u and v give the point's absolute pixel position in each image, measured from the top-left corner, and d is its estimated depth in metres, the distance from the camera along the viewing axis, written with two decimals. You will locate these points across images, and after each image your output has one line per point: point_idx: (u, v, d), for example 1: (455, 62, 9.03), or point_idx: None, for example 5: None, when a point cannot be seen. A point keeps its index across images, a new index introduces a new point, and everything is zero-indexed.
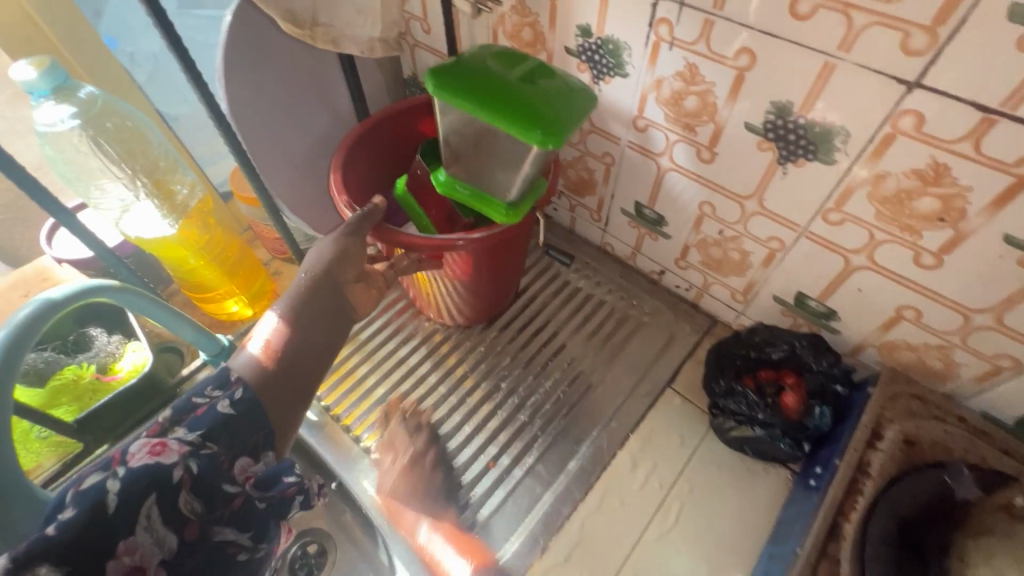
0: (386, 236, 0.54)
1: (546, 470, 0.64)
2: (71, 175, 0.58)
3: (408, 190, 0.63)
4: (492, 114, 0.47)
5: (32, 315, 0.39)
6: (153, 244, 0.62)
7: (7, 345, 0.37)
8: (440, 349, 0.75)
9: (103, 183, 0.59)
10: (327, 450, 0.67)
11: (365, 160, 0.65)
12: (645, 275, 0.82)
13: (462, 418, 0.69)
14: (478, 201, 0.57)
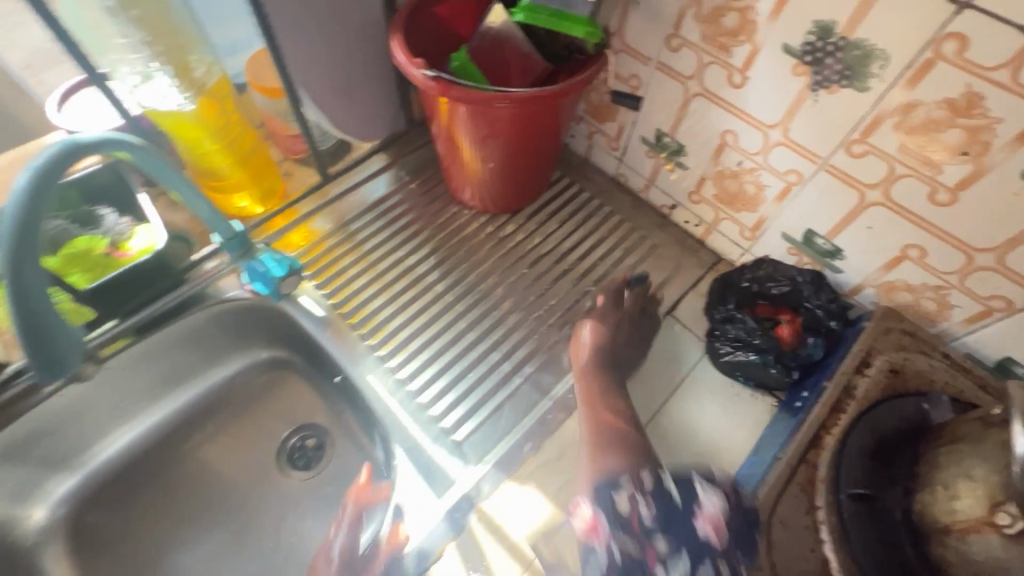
0: (440, 87, 0.57)
1: (545, 379, 0.67)
2: (88, 31, 0.55)
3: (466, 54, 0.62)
4: None
5: (31, 187, 0.39)
6: (167, 117, 0.62)
7: (35, 184, 0.40)
8: (450, 263, 0.77)
9: (119, 46, 0.56)
10: (331, 343, 0.69)
11: (425, 33, 0.67)
12: (656, 209, 0.82)
13: (466, 326, 0.71)
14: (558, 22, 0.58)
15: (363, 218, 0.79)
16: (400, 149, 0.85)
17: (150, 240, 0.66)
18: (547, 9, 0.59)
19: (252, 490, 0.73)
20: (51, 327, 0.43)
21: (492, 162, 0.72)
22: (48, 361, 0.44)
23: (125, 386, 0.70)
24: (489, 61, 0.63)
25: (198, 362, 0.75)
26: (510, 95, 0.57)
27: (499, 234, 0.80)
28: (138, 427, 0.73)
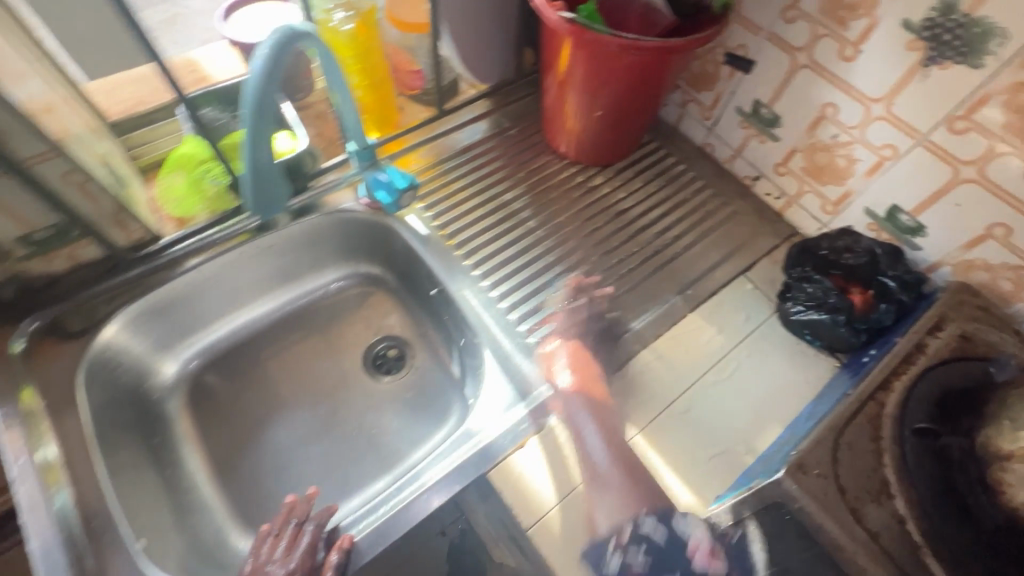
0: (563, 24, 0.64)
1: (623, 314, 0.72)
2: None
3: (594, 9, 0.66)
4: None
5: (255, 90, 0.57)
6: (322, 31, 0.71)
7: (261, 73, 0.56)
8: (543, 203, 0.83)
9: None
10: (432, 257, 0.76)
11: None
12: (738, 180, 0.87)
13: (554, 260, 0.77)
14: None
15: (464, 155, 0.87)
16: (501, 99, 0.92)
17: (289, 145, 0.75)
18: None
19: (341, 385, 0.82)
20: (269, 182, 0.68)
21: (599, 111, 0.77)
22: (263, 201, 0.70)
23: (247, 274, 0.78)
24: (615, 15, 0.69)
25: (307, 266, 0.83)
26: (625, 40, 0.63)
27: (588, 185, 0.86)
28: (251, 314, 0.82)
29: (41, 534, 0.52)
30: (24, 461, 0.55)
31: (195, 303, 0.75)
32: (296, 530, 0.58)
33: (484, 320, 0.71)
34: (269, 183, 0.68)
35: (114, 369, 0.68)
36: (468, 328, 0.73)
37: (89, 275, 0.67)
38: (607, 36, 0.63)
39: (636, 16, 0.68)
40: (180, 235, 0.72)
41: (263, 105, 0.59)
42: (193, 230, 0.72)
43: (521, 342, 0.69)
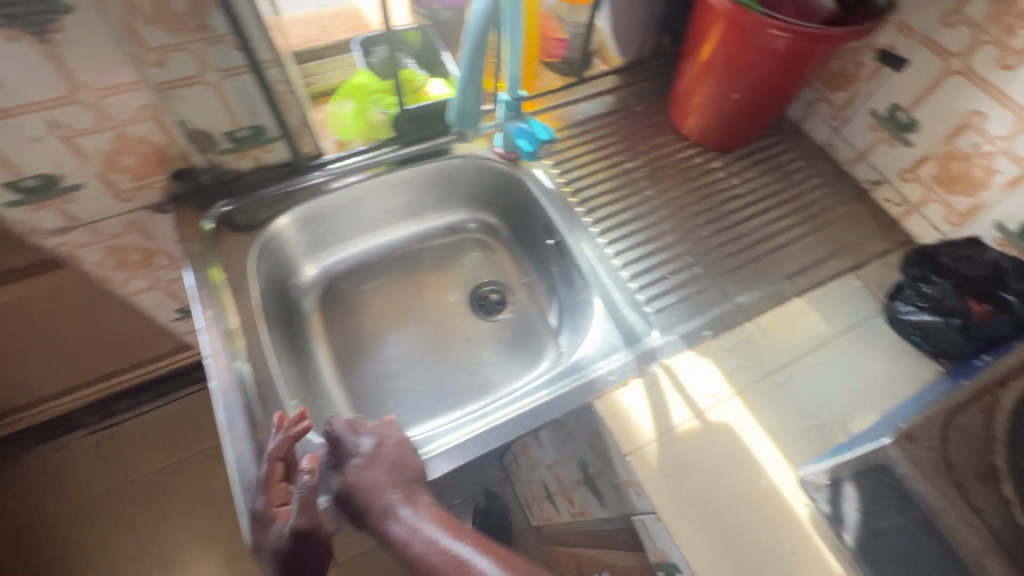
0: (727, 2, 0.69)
1: (729, 288, 0.76)
2: None
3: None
4: None
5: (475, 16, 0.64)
6: None
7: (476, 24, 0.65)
8: (662, 177, 0.88)
9: None
10: (554, 210, 0.82)
11: None
12: (857, 183, 0.88)
13: (668, 229, 0.82)
14: None
15: (589, 124, 0.91)
16: (629, 77, 0.96)
17: (443, 90, 0.82)
18: None
19: (447, 316, 0.90)
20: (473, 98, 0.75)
21: (737, 94, 0.80)
22: (462, 114, 0.77)
23: (385, 202, 0.87)
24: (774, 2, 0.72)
25: (433, 204, 0.91)
26: (782, 25, 0.67)
27: (706, 167, 0.89)
28: (380, 239, 0.91)
29: (220, 377, 0.62)
30: (209, 318, 0.66)
31: (341, 219, 0.84)
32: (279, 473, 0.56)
33: (598, 272, 0.76)
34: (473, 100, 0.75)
35: (273, 262, 0.79)
36: (580, 277, 0.78)
37: (265, 176, 0.77)
38: (766, 19, 0.68)
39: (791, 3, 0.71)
40: (339, 155, 0.81)
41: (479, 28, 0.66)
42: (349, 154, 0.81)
43: (630, 296, 0.74)
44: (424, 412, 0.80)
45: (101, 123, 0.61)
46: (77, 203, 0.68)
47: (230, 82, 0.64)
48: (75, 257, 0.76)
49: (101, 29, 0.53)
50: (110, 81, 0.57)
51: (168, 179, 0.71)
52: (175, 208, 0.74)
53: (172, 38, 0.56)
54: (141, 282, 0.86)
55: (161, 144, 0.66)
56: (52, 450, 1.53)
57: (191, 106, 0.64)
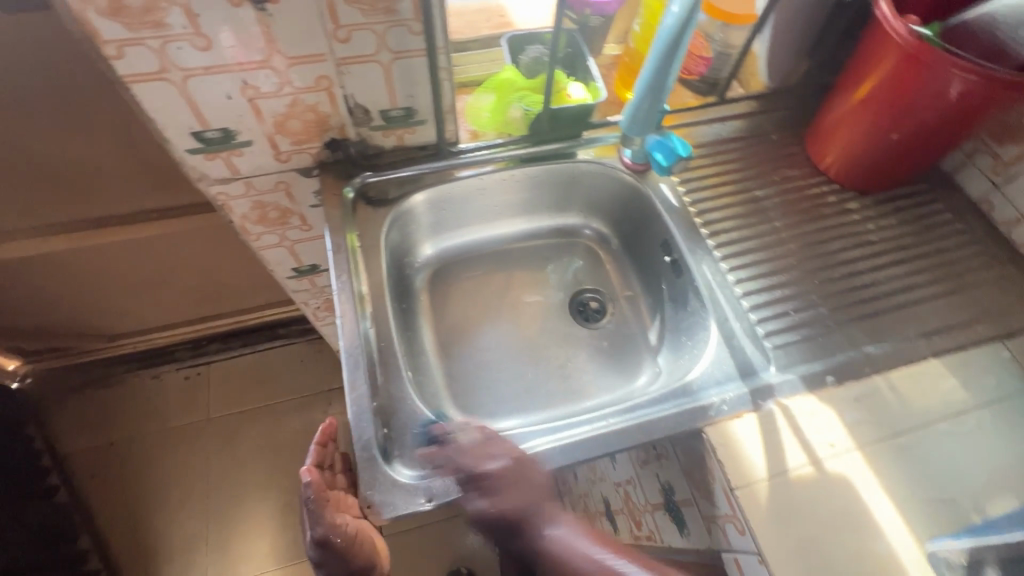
0: (904, 39, 0.66)
1: (858, 337, 0.71)
2: None
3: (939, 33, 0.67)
4: None
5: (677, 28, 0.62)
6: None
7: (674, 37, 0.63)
8: (794, 207, 0.83)
9: None
10: (677, 227, 0.80)
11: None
12: (1014, 245, 0.80)
13: (795, 263, 0.78)
14: None
15: (720, 145, 0.89)
16: (769, 102, 0.92)
17: (583, 94, 0.82)
18: None
19: (546, 316, 0.90)
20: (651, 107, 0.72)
21: (897, 134, 0.75)
22: (636, 122, 0.75)
23: (506, 196, 0.89)
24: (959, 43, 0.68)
25: (549, 205, 0.93)
26: (965, 66, 0.63)
27: (843, 206, 0.84)
28: (493, 231, 0.93)
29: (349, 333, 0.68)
30: (343, 278, 0.71)
31: (464, 206, 0.87)
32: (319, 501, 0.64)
33: (717, 297, 0.74)
34: (650, 109, 0.73)
35: (398, 238, 0.83)
36: (696, 299, 0.77)
37: (403, 155, 0.81)
38: (947, 60, 0.64)
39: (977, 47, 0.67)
40: (471, 145, 0.83)
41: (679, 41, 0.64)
42: (483, 144, 0.83)
43: (749, 327, 0.72)
44: (515, 406, 0.81)
45: (283, 89, 0.66)
46: (242, 158, 0.74)
47: (400, 64, 0.67)
48: (226, 207, 0.82)
49: (308, 3, 0.57)
50: (302, 51, 0.62)
51: (321, 147, 0.76)
52: (322, 174, 0.78)
53: (364, 18, 0.60)
54: (272, 238, 0.92)
55: (325, 114, 0.71)
56: (149, 377, 1.67)
57: (361, 82, 0.68)
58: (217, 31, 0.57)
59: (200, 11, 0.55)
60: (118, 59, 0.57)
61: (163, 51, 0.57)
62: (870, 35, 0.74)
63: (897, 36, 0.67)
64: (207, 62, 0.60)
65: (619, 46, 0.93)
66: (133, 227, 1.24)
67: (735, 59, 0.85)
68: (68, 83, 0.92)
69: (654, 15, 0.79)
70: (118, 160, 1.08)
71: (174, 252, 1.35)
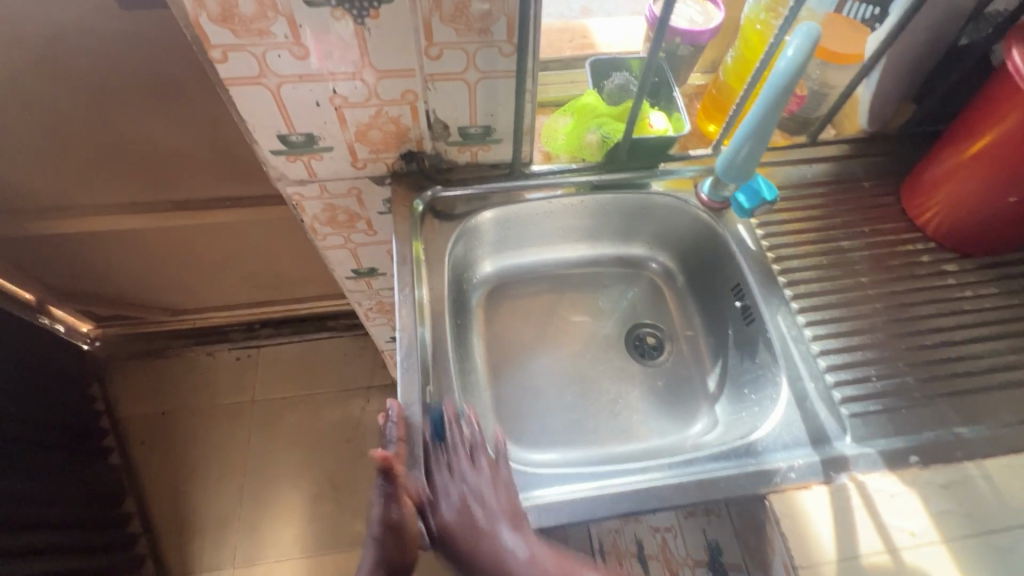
0: None
1: (949, 416, 0.65)
2: None
3: None
4: None
5: (790, 72, 0.55)
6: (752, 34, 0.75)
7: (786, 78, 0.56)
8: (884, 264, 0.77)
9: None
10: (752, 272, 0.76)
11: None
12: None
13: (881, 325, 0.72)
14: None
15: (804, 189, 0.84)
16: (864, 147, 0.86)
17: (664, 125, 0.80)
18: None
19: (601, 346, 0.88)
20: (755, 152, 0.65)
21: (1014, 198, 0.68)
22: (737, 168, 0.67)
23: (573, 220, 0.87)
24: None
25: (614, 233, 0.90)
26: None
27: (940, 267, 0.77)
28: (555, 254, 0.91)
29: (407, 345, 0.69)
30: (406, 292, 0.73)
31: (529, 227, 0.86)
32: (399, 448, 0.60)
33: (791, 352, 0.69)
34: (752, 156, 0.66)
35: (461, 255, 0.82)
36: (767, 351, 0.72)
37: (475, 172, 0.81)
38: None
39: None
40: (544, 167, 0.82)
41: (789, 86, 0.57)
42: (554, 167, 0.81)
43: (824, 390, 0.67)
44: (561, 438, 0.78)
45: (369, 100, 0.67)
46: (321, 163, 0.75)
47: (486, 84, 0.67)
48: (299, 207, 0.84)
49: (406, 20, 0.58)
50: (393, 66, 0.62)
51: (397, 158, 0.76)
52: (394, 184, 0.79)
53: (457, 37, 0.60)
54: (337, 239, 0.93)
55: (405, 127, 0.71)
56: (203, 354, 1.75)
57: (445, 98, 0.68)
58: (317, 42, 0.58)
59: (303, 22, 0.56)
60: (221, 62, 0.59)
61: (264, 57, 0.59)
62: (991, 90, 0.68)
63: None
64: (303, 71, 0.61)
65: (704, 76, 0.92)
66: (207, 212, 1.30)
67: (833, 102, 0.80)
68: (166, 76, 0.97)
69: (751, 50, 0.76)
70: (201, 148, 1.14)
71: (240, 239, 1.40)
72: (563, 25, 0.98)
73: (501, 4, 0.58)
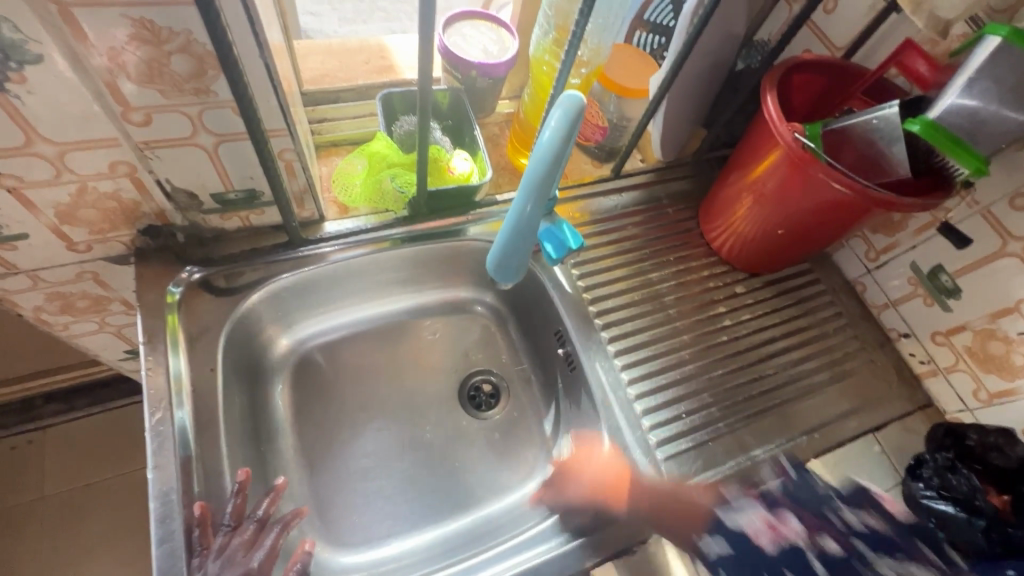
0: (781, 124, 0.65)
1: (747, 440, 0.70)
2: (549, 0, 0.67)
3: (818, 134, 0.66)
4: (951, 146, 0.56)
5: (545, 161, 0.48)
6: (543, 72, 0.72)
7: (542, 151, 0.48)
8: (690, 293, 0.81)
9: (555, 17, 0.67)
10: (570, 320, 0.75)
11: (787, 88, 0.73)
12: (883, 330, 0.83)
13: (685, 358, 0.75)
14: (953, 150, 0.56)
15: (615, 220, 0.84)
16: (665, 174, 0.90)
17: (467, 169, 0.74)
18: (947, 133, 0.56)
19: (433, 405, 0.80)
20: (521, 250, 0.57)
21: (782, 230, 0.74)
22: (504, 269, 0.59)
23: (385, 273, 0.78)
24: (835, 150, 0.67)
25: (435, 278, 0.83)
26: (840, 182, 0.63)
27: (731, 287, 0.83)
28: (370, 309, 0.81)
29: (161, 494, 0.54)
30: (161, 416, 0.57)
31: (334, 288, 0.75)
32: (257, 530, 0.55)
33: (610, 403, 0.70)
34: (517, 257, 0.59)
35: (244, 337, 0.69)
36: (589, 401, 0.72)
37: (251, 236, 0.68)
38: (829, 169, 0.63)
39: (857, 138, 0.64)
40: (338, 225, 0.72)
41: (550, 180, 0.50)
42: (352, 222, 0.72)
43: (641, 436, 0.68)
44: (400, 521, 0.71)
45: (61, 177, 0.50)
46: (18, 251, 0.57)
47: (229, 147, 0.54)
48: (9, 300, 0.64)
49: (75, 84, 0.43)
50: (81, 136, 0.47)
51: (136, 234, 0.60)
52: (139, 264, 0.63)
53: (165, 99, 0.47)
54: (87, 325, 0.74)
55: (132, 202, 0.56)
56: None
57: (177, 166, 0.54)
58: None
59: None
60: None
61: None
62: (753, 129, 0.73)
63: (773, 119, 0.66)
64: None
65: (512, 102, 0.87)
66: None
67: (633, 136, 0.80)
68: None
69: (542, 89, 0.73)
70: None
71: None
72: (355, 46, 0.87)
73: (214, 60, 0.45)
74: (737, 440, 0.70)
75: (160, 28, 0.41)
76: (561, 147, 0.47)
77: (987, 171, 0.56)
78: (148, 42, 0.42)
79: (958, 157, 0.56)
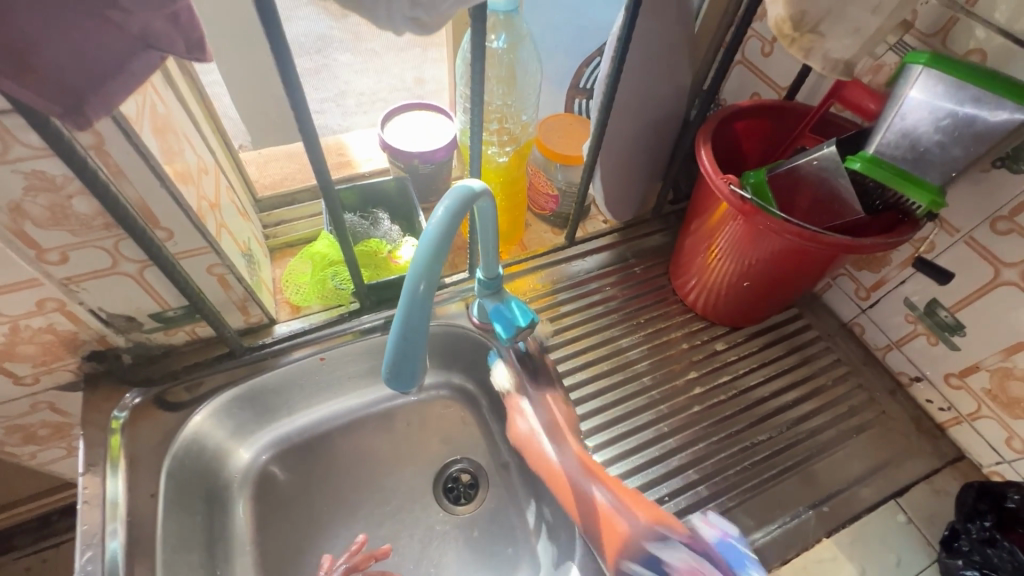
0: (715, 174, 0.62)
1: (743, 522, 0.62)
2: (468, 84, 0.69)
3: (764, 181, 0.63)
4: (895, 179, 0.52)
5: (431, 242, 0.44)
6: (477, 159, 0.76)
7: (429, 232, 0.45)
8: (666, 357, 0.76)
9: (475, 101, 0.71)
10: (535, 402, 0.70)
11: (729, 136, 0.71)
12: (892, 375, 0.75)
13: (666, 431, 0.69)
14: (898, 183, 0.52)
15: (581, 285, 0.81)
16: (629, 233, 0.87)
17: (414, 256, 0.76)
18: (891, 166, 0.52)
19: (405, 503, 0.75)
20: (416, 343, 0.48)
21: (749, 281, 0.69)
22: (402, 379, 0.50)
23: (344, 369, 0.75)
24: (786, 194, 0.63)
25: None
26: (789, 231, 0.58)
27: (711, 345, 0.78)
28: (336, 405, 0.78)
29: None
30: (93, 554, 0.54)
31: (293, 389, 0.73)
32: None
33: None
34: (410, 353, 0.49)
35: (196, 456, 0.67)
36: None
37: (201, 348, 0.68)
38: (776, 218, 0.59)
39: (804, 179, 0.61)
40: (288, 326, 0.71)
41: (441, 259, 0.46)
42: (304, 321, 0.72)
43: None
44: None
45: None
46: None
47: (154, 271, 0.55)
48: None
49: None
50: (1, 282, 0.48)
51: (81, 360, 0.61)
52: (88, 390, 0.63)
53: (75, 238, 0.48)
54: (54, 451, 0.74)
55: (69, 332, 0.57)
56: None
57: (105, 295, 0.55)
58: None
59: None
60: None
61: None
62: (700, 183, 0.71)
63: (709, 172, 0.63)
64: None
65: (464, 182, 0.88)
66: None
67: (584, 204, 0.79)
68: None
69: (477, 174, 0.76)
70: None
71: None
72: None
73: None
74: (732, 524, 0.62)
75: (53, 177, 0.43)
76: (450, 230, 0.45)
77: (944, 203, 0.51)
78: (44, 190, 0.43)
79: (907, 190, 0.52)
